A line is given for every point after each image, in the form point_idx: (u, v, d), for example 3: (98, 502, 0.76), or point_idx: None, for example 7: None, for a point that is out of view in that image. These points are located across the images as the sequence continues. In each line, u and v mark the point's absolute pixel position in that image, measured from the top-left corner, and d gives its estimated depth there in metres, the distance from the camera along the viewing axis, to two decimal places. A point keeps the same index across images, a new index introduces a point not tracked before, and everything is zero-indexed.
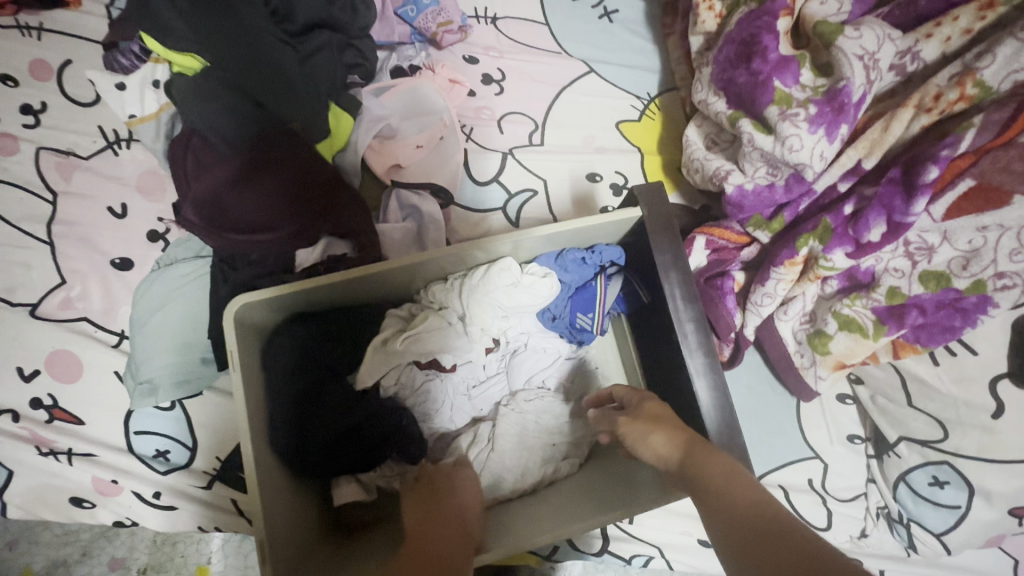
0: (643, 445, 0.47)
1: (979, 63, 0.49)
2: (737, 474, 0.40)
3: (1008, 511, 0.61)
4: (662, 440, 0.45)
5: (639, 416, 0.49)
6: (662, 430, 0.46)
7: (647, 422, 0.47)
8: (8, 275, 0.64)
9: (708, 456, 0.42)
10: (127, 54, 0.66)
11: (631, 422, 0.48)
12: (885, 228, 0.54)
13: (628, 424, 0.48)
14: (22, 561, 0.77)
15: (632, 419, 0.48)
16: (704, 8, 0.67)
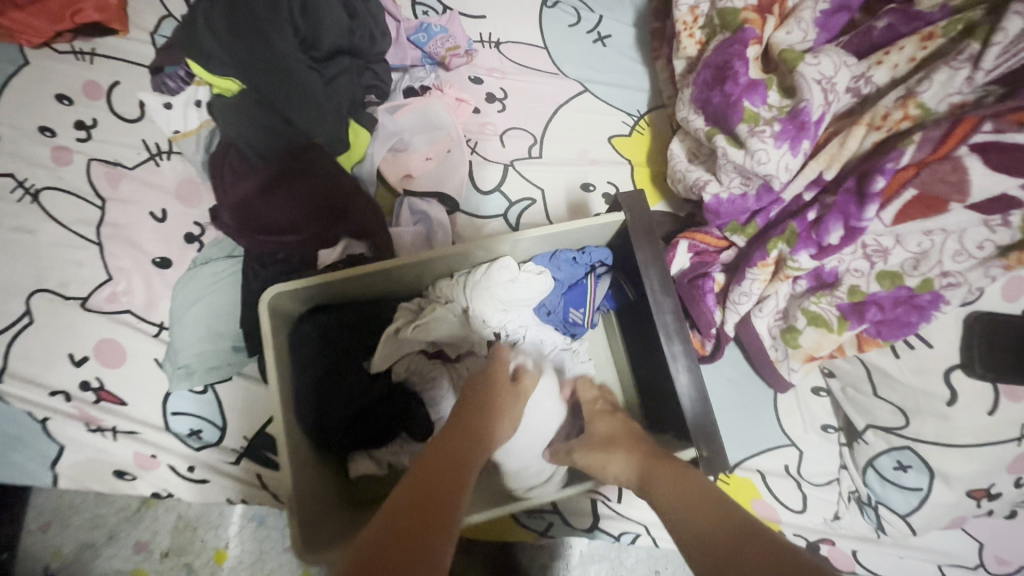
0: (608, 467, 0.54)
1: (920, 87, 0.56)
2: (687, 476, 0.47)
3: (965, 492, 0.66)
4: (620, 464, 0.53)
5: (594, 446, 0.57)
6: (618, 455, 0.53)
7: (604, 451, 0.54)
8: (62, 272, 0.71)
9: (660, 471, 0.49)
10: (175, 78, 0.75)
11: (591, 454, 0.56)
12: (843, 232, 0.61)
13: (586, 457, 0.56)
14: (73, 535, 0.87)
15: (590, 450, 0.56)
16: (686, 36, 0.75)
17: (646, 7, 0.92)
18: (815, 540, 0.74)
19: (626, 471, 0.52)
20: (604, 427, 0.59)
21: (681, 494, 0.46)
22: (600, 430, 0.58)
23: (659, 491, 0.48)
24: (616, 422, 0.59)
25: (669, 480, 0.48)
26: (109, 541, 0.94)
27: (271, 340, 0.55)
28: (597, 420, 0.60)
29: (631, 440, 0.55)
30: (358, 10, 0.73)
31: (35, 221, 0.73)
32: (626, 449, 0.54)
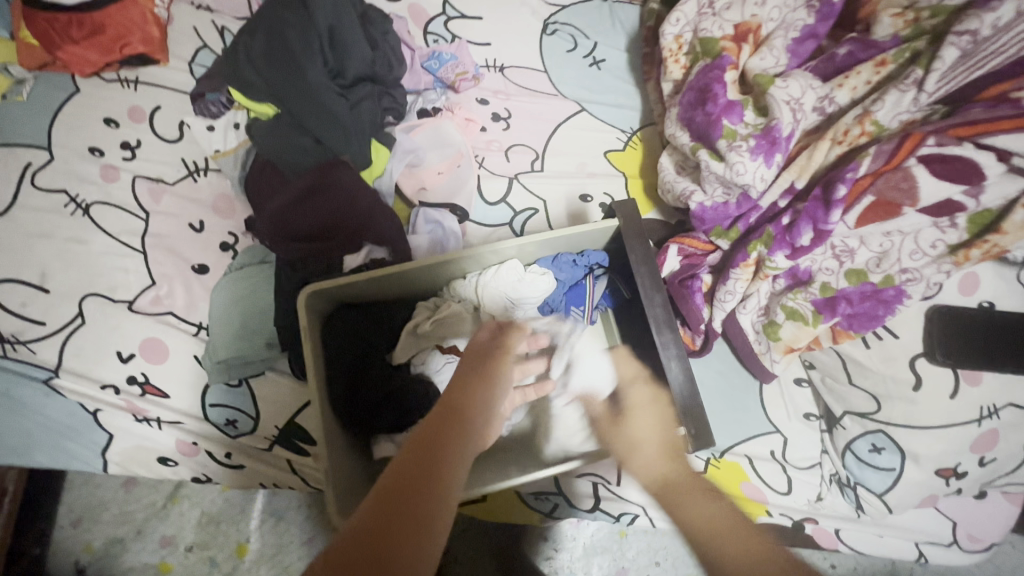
0: (633, 459, 0.52)
1: (875, 107, 0.67)
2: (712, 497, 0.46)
3: (934, 471, 0.73)
4: (645, 461, 0.51)
5: (625, 433, 0.55)
6: (649, 452, 0.51)
7: (633, 444, 0.53)
8: (111, 278, 0.79)
9: (691, 494, 0.46)
10: (216, 103, 0.84)
11: (622, 439, 0.55)
12: (813, 234, 0.69)
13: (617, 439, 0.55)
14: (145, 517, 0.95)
15: (621, 435, 0.55)
16: (672, 62, 0.84)
17: (637, 34, 1.01)
18: (800, 519, 0.80)
19: (656, 472, 0.49)
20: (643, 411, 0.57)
21: (706, 516, 0.44)
22: (633, 428, 0.55)
23: (690, 512, 0.44)
24: (652, 413, 0.57)
25: (701, 499, 0.45)
26: (137, 535, 0.99)
27: (309, 335, 0.63)
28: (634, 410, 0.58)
29: (666, 445, 0.51)
30: (379, 42, 0.82)
31: (87, 232, 0.80)
32: (659, 450, 0.51)
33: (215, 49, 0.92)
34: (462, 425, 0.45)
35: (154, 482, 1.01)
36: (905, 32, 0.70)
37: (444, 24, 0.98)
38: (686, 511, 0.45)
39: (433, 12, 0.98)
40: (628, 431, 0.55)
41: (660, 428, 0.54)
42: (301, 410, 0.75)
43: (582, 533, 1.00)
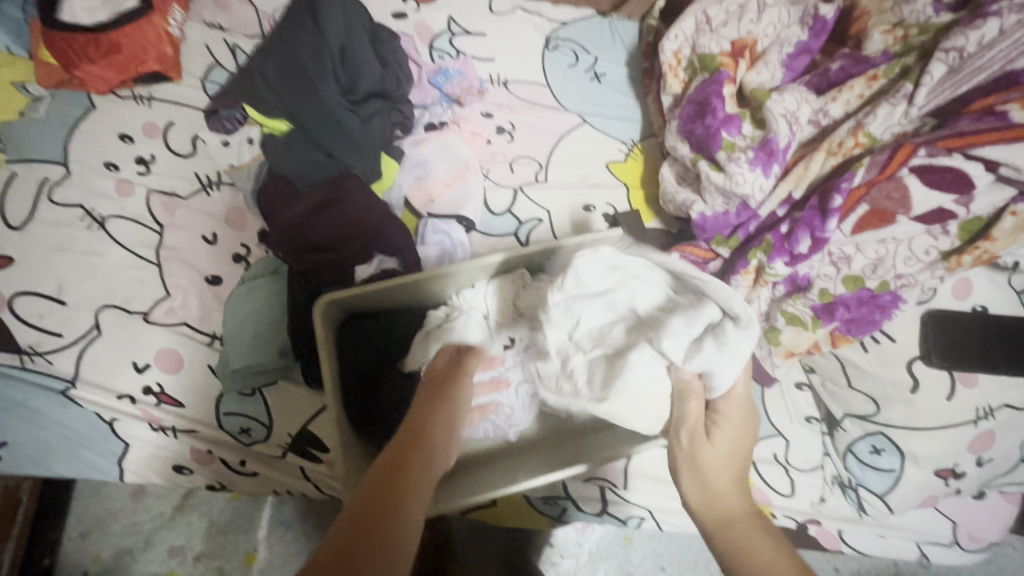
0: (693, 482, 0.59)
1: (867, 120, 0.70)
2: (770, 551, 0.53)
3: (933, 471, 0.75)
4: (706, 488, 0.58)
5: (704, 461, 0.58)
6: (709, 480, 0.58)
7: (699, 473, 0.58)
8: (127, 290, 0.81)
9: (744, 525, 0.55)
10: (231, 120, 0.87)
11: (694, 469, 0.59)
12: (810, 242, 0.71)
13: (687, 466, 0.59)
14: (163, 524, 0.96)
15: (693, 461, 0.59)
16: (672, 76, 0.87)
17: (636, 49, 1.04)
18: (802, 520, 0.82)
19: (718, 500, 0.57)
20: (721, 438, 0.58)
21: (762, 551, 0.53)
22: (710, 453, 0.58)
23: (747, 546, 0.54)
24: (736, 433, 0.59)
25: (761, 542, 0.54)
26: (145, 546, 0.99)
27: (325, 344, 0.65)
28: (718, 425, 0.59)
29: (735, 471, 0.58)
30: (388, 60, 0.85)
31: (102, 245, 0.82)
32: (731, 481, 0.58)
33: (226, 66, 0.94)
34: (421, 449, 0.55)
35: (163, 493, 1.02)
36: (895, 48, 0.74)
37: (449, 41, 1.01)
38: (738, 543, 0.54)
39: (438, 29, 1.02)
40: (702, 452, 0.58)
41: (733, 458, 0.59)
42: (313, 419, 0.77)
43: (587, 539, 1.01)
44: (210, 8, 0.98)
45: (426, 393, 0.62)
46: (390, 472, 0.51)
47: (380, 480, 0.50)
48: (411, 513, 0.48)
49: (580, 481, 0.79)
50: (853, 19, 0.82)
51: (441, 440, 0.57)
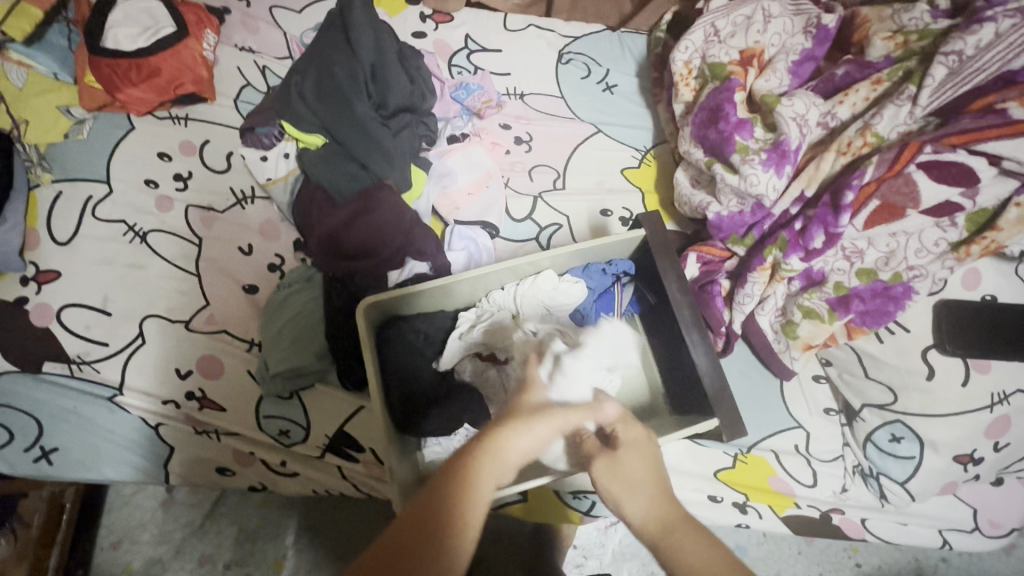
0: (630, 499, 0.48)
1: (874, 120, 0.75)
2: None
3: (952, 457, 0.76)
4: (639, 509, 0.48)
5: (622, 473, 0.50)
6: (642, 498, 0.48)
7: (627, 487, 0.49)
8: (168, 300, 0.84)
9: (685, 533, 0.46)
10: (269, 136, 0.89)
11: (615, 486, 0.49)
12: (824, 237, 0.75)
13: (610, 490, 0.49)
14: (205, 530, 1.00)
15: (614, 482, 0.50)
16: (683, 85, 0.91)
17: (645, 60, 1.09)
18: (827, 510, 0.82)
19: (653, 515, 0.47)
20: (635, 458, 0.50)
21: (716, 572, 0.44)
22: (630, 464, 0.50)
23: (683, 557, 0.45)
24: (643, 447, 0.52)
25: (703, 555, 0.45)
26: (175, 555, 1.00)
27: (367, 342, 0.71)
28: (625, 446, 0.51)
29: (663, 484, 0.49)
30: (415, 76, 0.91)
31: (145, 258, 0.86)
32: (659, 495, 0.48)
33: (258, 87, 1.00)
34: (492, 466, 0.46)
35: (192, 502, 1.03)
36: (897, 53, 0.79)
37: (467, 57, 1.06)
38: (681, 565, 0.44)
39: (457, 46, 1.07)
40: (619, 470, 0.50)
41: (649, 468, 0.50)
42: (350, 419, 0.80)
43: (610, 539, 1.02)
44: (240, 32, 1.05)
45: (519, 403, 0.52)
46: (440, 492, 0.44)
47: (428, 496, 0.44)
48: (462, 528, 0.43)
49: None
50: (855, 27, 0.87)
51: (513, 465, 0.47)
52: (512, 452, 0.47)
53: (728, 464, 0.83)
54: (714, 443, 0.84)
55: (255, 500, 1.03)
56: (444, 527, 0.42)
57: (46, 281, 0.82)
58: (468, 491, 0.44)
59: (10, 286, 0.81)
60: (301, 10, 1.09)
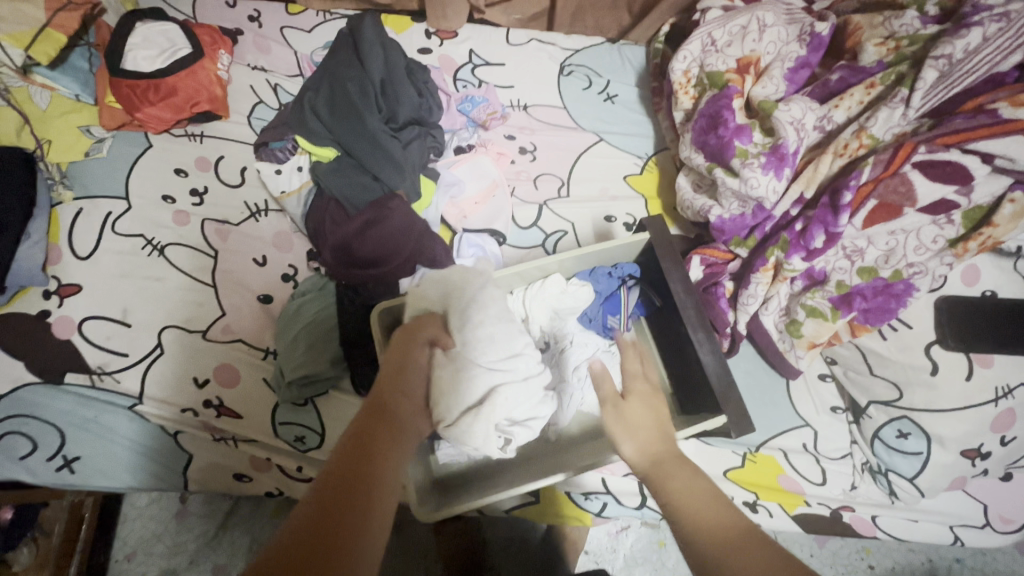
0: (627, 439, 0.54)
1: (869, 123, 0.77)
2: (723, 512, 0.46)
3: (960, 452, 0.76)
4: (633, 448, 0.53)
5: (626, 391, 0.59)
6: (632, 441, 0.54)
7: (622, 430, 0.55)
8: (186, 310, 0.86)
9: (676, 468, 0.50)
10: (283, 150, 0.91)
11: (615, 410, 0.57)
12: (825, 237, 0.77)
13: (611, 420, 0.56)
14: (223, 538, 1.02)
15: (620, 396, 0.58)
16: (682, 93, 0.94)
17: (644, 71, 1.13)
18: (836, 508, 0.83)
19: (648, 449, 0.53)
20: (642, 407, 0.57)
21: (702, 489, 0.48)
22: (630, 409, 0.56)
23: (674, 479, 0.49)
24: (649, 400, 0.58)
25: (708, 503, 0.47)
26: (189, 566, 1.00)
27: (382, 347, 0.73)
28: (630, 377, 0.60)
29: (660, 428, 0.54)
30: (423, 90, 0.94)
31: (163, 270, 0.89)
32: (647, 434, 0.54)
33: (270, 104, 1.04)
34: (393, 412, 0.50)
35: (205, 513, 1.04)
36: (888, 58, 0.82)
37: (471, 71, 1.09)
38: (678, 495, 0.48)
39: (461, 61, 1.10)
40: (627, 417, 0.56)
41: (655, 411, 0.57)
42: None
43: (621, 544, 1.02)
44: (253, 52, 1.09)
45: (397, 349, 0.58)
46: (356, 446, 0.45)
47: (343, 457, 0.44)
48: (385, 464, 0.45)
49: (619, 476, 0.83)
50: (847, 34, 0.90)
51: (409, 406, 0.53)
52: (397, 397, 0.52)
53: (738, 464, 0.84)
54: (722, 442, 0.85)
55: (266, 509, 1.03)
56: (371, 462, 0.45)
57: (68, 295, 0.85)
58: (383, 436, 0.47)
59: (33, 300, 0.83)
60: (311, 30, 1.13)
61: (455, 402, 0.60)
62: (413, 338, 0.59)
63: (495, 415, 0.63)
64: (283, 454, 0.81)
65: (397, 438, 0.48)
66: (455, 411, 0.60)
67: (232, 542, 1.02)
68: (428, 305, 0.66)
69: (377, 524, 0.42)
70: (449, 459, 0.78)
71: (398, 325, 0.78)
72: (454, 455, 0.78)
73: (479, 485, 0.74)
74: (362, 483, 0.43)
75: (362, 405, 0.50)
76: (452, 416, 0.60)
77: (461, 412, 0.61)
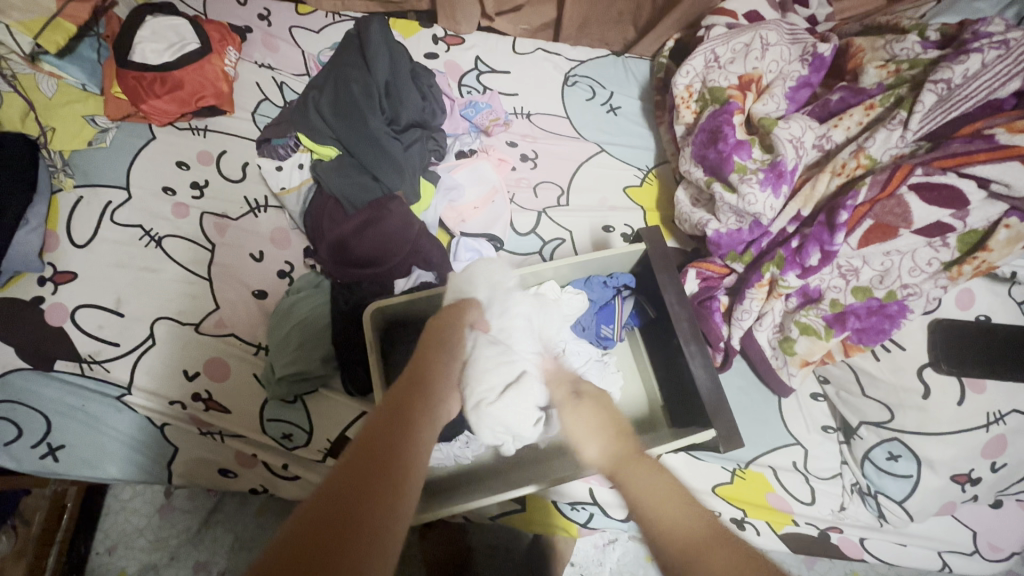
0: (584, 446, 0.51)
1: (868, 143, 0.78)
2: (681, 504, 0.43)
3: (950, 477, 0.76)
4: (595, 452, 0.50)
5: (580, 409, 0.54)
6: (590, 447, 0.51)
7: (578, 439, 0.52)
8: (180, 302, 0.86)
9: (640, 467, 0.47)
10: (284, 146, 0.92)
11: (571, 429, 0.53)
12: (820, 255, 0.77)
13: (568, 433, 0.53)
14: (205, 535, 1.01)
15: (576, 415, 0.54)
16: (684, 108, 0.94)
17: (648, 84, 1.13)
18: (825, 529, 0.82)
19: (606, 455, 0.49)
20: (592, 410, 0.53)
21: (658, 496, 0.44)
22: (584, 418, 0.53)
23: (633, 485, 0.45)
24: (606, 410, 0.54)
25: (674, 513, 0.42)
26: (170, 562, 0.99)
27: (373, 345, 0.73)
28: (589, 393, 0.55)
29: (613, 433, 0.51)
30: (427, 94, 0.95)
31: (158, 262, 0.88)
32: (603, 440, 0.50)
33: (275, 102, 1.05)
34: (425, 395, 0.48)
35: (189, 508, 1.03)
36: (888, 81, 0.83)
37: (476, 77, 1.10)
38: (643, 494, 0.44)
39: (466, 67, 1.11)
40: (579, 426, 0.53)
41: (610, 420, 0.52)
42: (351, 425, 0.81)
43: (608, 557, 1.01)
44: (261, 50, 1.10)
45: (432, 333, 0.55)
46: (377, 436, 0.42)
47: (360, 449, 0.41)
48: (414, 450, 0.42)
49: (606, 487, 0.82)
50: (849, 56, 0.92)
51: (440, 387, 0.50)
52: (432, 379, 0.50)
53: (726, 479, 0.83)
54: (712, 457, 0.84)
55: (252, 507, 1.02)
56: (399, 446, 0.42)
57: (63, 282, 0.84)
58: (412, 421, 0.45)
59: (27, 286, 0.83)
60: (319, 31, 1.14)
61: (492, 381, 0.58)
62: (450, 323, 0.57)
63: (529, 404, 0.60)
64: (268, 452, 0.81)
65: (425, 426, 0.45)
66: (492, 390, 0.58)
67: (214, 539, 1.01)
68: (471, 291, 0.67)
69: (401, 510, 0.38)
70: (437, 463, 0.78)
71: (392, 324, 0.79)
72: (443, 459, 0.77)
73: (464, 489, 0.74)
74: (391, 469, 0.40)
75: (395, 385, 0.48)
76: (493, 395, 0.58)
77: (500, 393, 0.58)
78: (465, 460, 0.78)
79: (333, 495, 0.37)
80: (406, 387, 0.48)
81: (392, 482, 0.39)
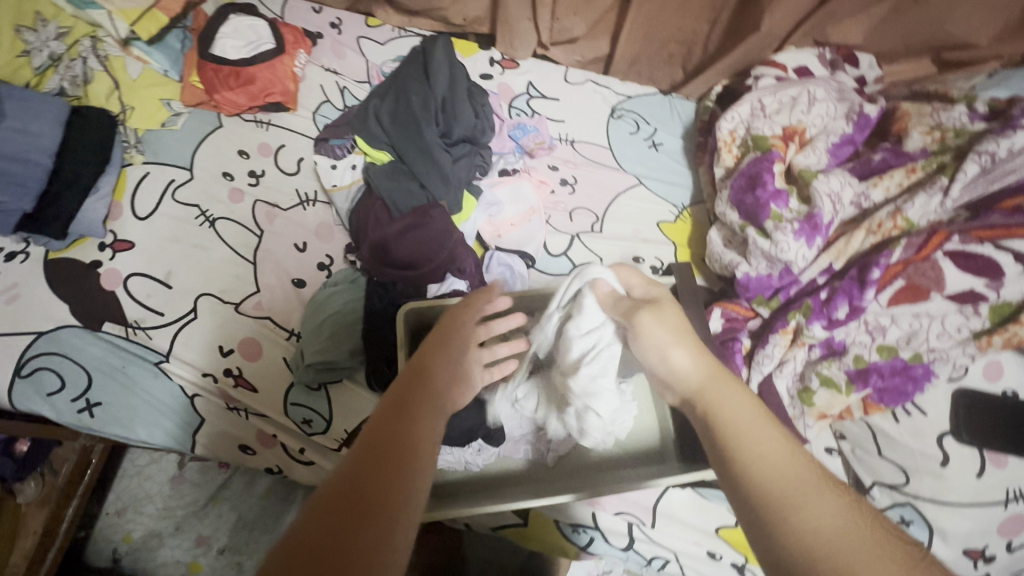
0: (675, 349, 0.54)
1: (906, 206, 0.80)
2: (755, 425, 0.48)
3: (962, 551, 0.74)
4: (682, 355, 0.54)
5: (666, 325, 0.56)
6: (681, 349, 0.54)
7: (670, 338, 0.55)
8: (224, 282, 0.91)
9: (721, 387, 0.51)
10: (341, 147, 0.97)
11: (658, 331, 0.56)
12: (848, 309, 0.79)
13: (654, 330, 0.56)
14: (209, 510, 1.04)
15: (661, 328, 0.56)
16: (726, 151, 0.97)
17: (691, 125, 1.17)
18: None
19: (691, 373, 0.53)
20: (671, 311, 0.58)
21: (748, 422, 0.48)
22: (668, 318, 0.57)
23: (726, 404, 0.50)
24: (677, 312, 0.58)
25: (773, 447, 0.47)
26: (174, 531, 1.01)
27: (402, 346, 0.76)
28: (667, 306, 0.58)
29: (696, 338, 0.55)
30: (480, 112, 0.99)
31: (210, 241, 0.93)
32: (692, 346, 0.54)
33: (335, 104, 1.10)
34: (427, 389, 0.51)
35: (199, 481, 1.05)
36: (932, 147, 0.85)
37: (526, 101, 1.15)
38: (727, 412, 0.49)
39: (518, 91, 1.16)
40: (672, 325, 0.56)
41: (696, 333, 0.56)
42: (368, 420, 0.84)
43: None
44: (328, 55, 1.16)
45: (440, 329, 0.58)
46: (377, 441, 0.44)
47: (358, 459, 0.42)
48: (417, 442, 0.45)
49: (610, 513, 0.82)
50: (895, 119, 0.94)
51: (444, 381, 0.53)
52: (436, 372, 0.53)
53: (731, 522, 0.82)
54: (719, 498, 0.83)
55: (259, 489, 1.05)
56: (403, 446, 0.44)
57: (120, 250, 0.90)
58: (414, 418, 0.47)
59: (88, 249, 0.89)
60: (384, 43, 1.20)
61: None
62: (461, 314, 0.60)
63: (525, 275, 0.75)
64: (287, 434, 0.84)
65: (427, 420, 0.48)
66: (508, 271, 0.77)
67: (217, 514, 1.03)
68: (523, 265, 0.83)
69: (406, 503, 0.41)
70: (446, 467, 0.78)
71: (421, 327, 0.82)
72: (453, 463, 0.78)
73: (473, 496, 0.75)
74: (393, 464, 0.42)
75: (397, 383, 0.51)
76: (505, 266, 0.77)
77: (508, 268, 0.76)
78: (475, 467, 0.78)
79: (330, 516, 0.38)
80: (411, 385, 0.51)
81: (393, 494, 0.41)
